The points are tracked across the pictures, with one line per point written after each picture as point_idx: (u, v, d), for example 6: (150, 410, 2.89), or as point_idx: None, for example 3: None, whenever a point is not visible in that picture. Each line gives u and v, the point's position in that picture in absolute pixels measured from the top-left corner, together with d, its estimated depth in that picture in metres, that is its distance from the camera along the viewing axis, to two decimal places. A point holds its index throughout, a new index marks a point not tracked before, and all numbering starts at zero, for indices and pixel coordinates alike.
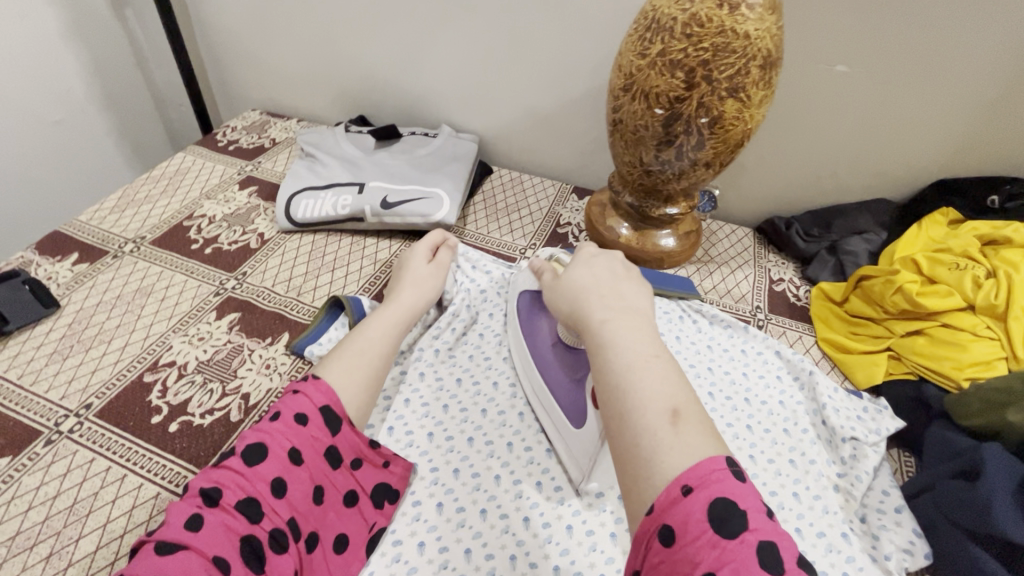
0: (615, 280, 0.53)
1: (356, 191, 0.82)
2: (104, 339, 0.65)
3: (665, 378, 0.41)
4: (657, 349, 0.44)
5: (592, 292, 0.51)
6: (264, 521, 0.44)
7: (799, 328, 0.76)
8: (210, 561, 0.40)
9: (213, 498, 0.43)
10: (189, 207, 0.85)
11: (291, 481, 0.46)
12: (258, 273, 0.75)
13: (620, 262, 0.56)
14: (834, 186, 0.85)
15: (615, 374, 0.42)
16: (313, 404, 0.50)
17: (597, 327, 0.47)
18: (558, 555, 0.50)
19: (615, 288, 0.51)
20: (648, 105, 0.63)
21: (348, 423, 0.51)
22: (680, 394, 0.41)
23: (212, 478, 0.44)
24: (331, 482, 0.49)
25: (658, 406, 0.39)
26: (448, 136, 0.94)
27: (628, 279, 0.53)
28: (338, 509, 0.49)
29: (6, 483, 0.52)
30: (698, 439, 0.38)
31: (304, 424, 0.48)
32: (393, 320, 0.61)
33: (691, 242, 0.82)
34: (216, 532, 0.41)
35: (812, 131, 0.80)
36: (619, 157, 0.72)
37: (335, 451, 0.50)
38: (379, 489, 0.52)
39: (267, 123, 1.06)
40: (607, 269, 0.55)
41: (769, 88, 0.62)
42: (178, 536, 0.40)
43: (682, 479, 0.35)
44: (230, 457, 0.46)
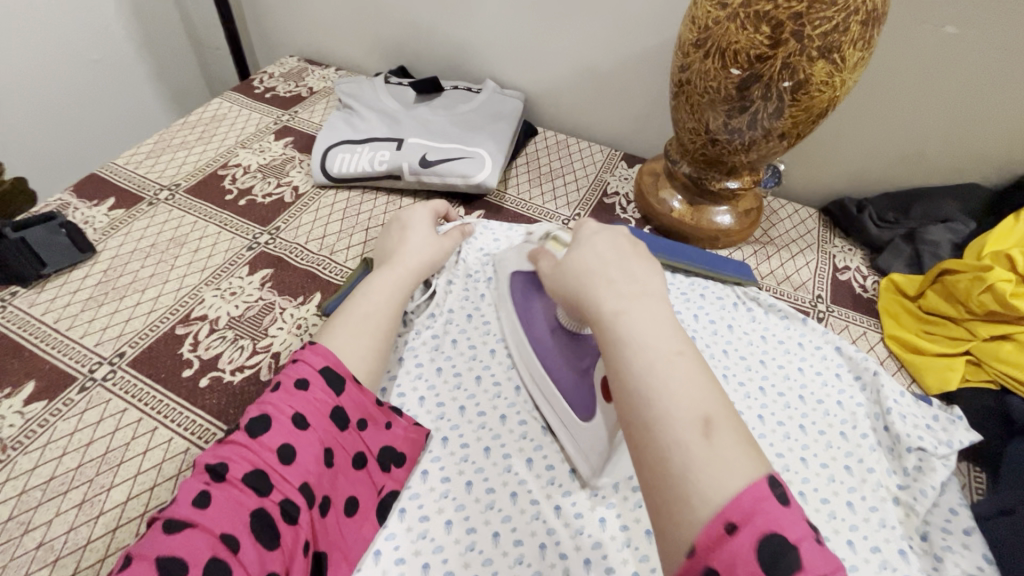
0: (626, 259, 0.45)
1: (395, 147, 0.78)
2: (138, 287, 0.64)
3: (692, 380, 0.36)
4: (679, 345, 0.38)
5: (605, 277, 0.44)
6: (274, 493, 0.41)
7: (863, 323, 0.70)
8: (217, 539, 0.38)
9: (220, 474, 0.41)
10: (224, 155, 0.82)
11: (298, 446, 0.43)
12: (291, 229, 0.73)
13: (628, 238, 0.48)
14: (917, 166, 0.76)
15: (638, 380, 0.36)
16: (313, 368, 0.47)
17: (609, 320, 0.41)
18: (589, 548, 0.47)
19: (626, 269, 0.44)
20: (724, 64, 0.56)
21: (352, 381, 0.48)
22: (710, 398, 0.35)
23: (219, 454, 0.42)
24: (340, 444, 0.46)
25: (688, 416, 0.34)
26: (493, 92, 0.88)
27: (641, 258, 0.46)
28: (348, 471, 0.47)
29: (41, 427, 0.52)
30: (733, 452, 0.33)
31: (305, 388, 0.46)
32: (395, 281, 0.58)
33: (750, 221, 0.75)
34: (226, 508, 0.39)
35: (902, 103, 0.72)
36: (682, 123, 0.66)
37: (342, 412, 0.47)
38: (388, 451, 0.50)
39: (305, 70, 1.02)
40: (615, 247, 0.47)
41: (868, 48, 0.54)
42: (186, 513, 0.38)
43: (724, 512, 0.30)
44: (236, 431, 0.44)
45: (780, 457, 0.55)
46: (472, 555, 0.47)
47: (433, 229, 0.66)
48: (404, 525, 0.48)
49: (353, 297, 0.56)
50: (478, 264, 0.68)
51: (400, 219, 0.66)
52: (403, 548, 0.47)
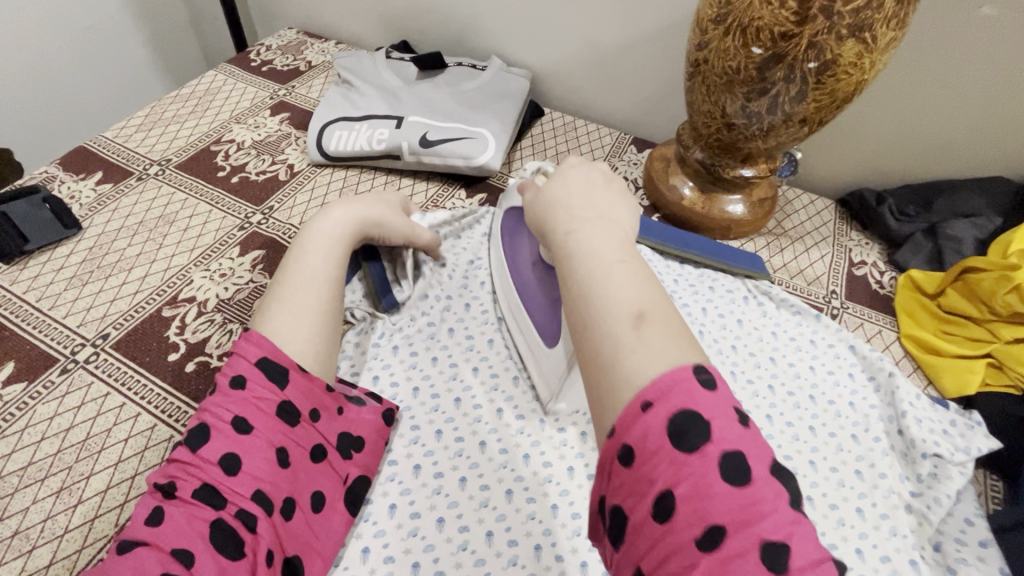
0: (587, 187, 0.43)
1: (394, 125, 0.74)
2: (125, 266, 0.62)
3: (632, 280, 0.34)
4: (626, 252, 0.36)
5: (559, 199, 0.42)
6: (228, 504, 0.39)
7: (879, 321, 0.67)
8: (169, 556, 0.36)
9: (171, 492, 0.39)
10: (218, 130, 0.79)
11: (244, 453, 0.41)
12: (285, 209, 0.70)
13: (600, 169, 0.46)
14: (943, 157, 0.73)
15: (579, 278, 0.35)
16: (249, 362, 0.44)
17: (563, 233, 0.39)
18: (586, 550, 0.45)
19: (590, 193, 0.42)
20: (745, 42, 0.52)
21: (297, 370, 0.45)
22: (649, 296, 0.34)
23: (167, 473, 0.40)
24: (291, 441, 0.43)
25: (620, 309, 0.33)
26: (498, 70, 0.84)
27: (606, 185, 0.43)
28: (308, 467, 0.44)
29: (20, 411, 0.50)
30: (664, 342, 0.31)
31: (241, 386, 0.43)
32: (334, 249, 0.54)
33: (764, 211, 0.72)
34: (177, 525, 0.37)
35: (932, 88, 0.68)
36: (697, 106, 0.62)
37: (288, 407, 0.44)
38: (347, 438, 0.47)
39: (304, 43, 0.98)
40: (582, 173, 0.45)
41: (901, 28, 0.50)
42: (139, 533, 0.37)
43: (641, 392, 0.29)
44: (178, 448, 0.41)
45: (788, 459, 0.53)
46: (464, 555, 0.45)
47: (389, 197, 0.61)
48: (394, 522, 0.46)
49: (286, 269, 0.51)
50: (480, 252, 0.65)
51: None
52: (393, 547, 0.45)
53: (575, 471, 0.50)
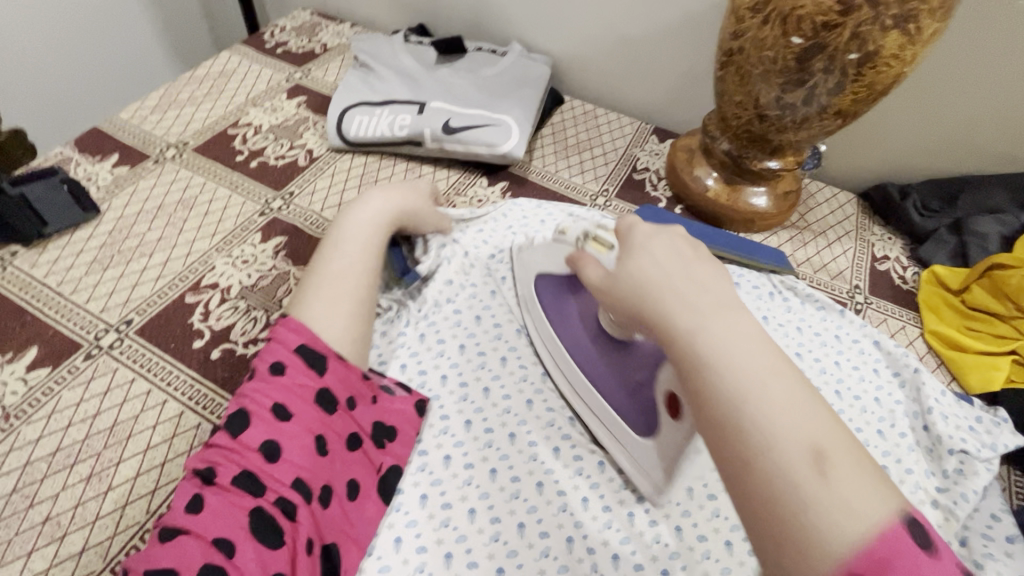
0: (689, 264, 0.37)
1: (416, 111, 0.73)
2: (146, 251, 0.61)
3: (795, 404, 0.30)
4: (772, 360, 0.32)
5: (666, 284, 0.36)
6: (268, 492, 0.39)
7: (903, 317, 0.67)
8: (210, 545, 0.36)
9: (210, 478, 0.39)
10: (234, 113, 0.77)
11: (284, 439, 0.41)
12: (306, 194, 0.69)
13: (689, 236, 0.40)
14: (971, 154, 0.72)
15: (732, 407, 0.31)
16: (288, 349, 0.44)
17: (687, 346, 0.33)
18: (617, 543, 0.45)
19: (695, 278, 0.36)
20: (784, 31, 0.51)
21: (334, 358, 0.45)
22: (820, 424, 0.30)
23: (205, 457, 0.40)
24: (331, 429, 0.44)
25: (799, 450, 0.29)
26: (519, 55, 0.83)
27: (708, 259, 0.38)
28: (344, 455, 0.44)
29: (46, 396, 0.50)
30: (855, 488, 0.28)
31: (281, 373, 0.43)
32: (366, 236, 0.54)
33: (788, 203, 0.72)
34: (217, 511, 0.37)
35: (965, 83, 0.67)
36: (728, 97, 0.61)
37: (326, 395, 0.44)
38: (380, 427, 0.47)
39: (319, 25, 0.96)
40: (670, 249, 0.38)
41: (945, 20, 0.49)
42: (178, 521, 0.36)
43: (853, 567, 0.26)
44: (217, 432, 0.41)
45: None
46: (496, 546, 0.45)
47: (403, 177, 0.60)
48: (425, 512, 0.46)
49: (322, 258, 0.52)
50: (503, 243, 0.64)
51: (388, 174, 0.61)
52: (425, 537, 0.45)
53: (605, 466, 0.50)
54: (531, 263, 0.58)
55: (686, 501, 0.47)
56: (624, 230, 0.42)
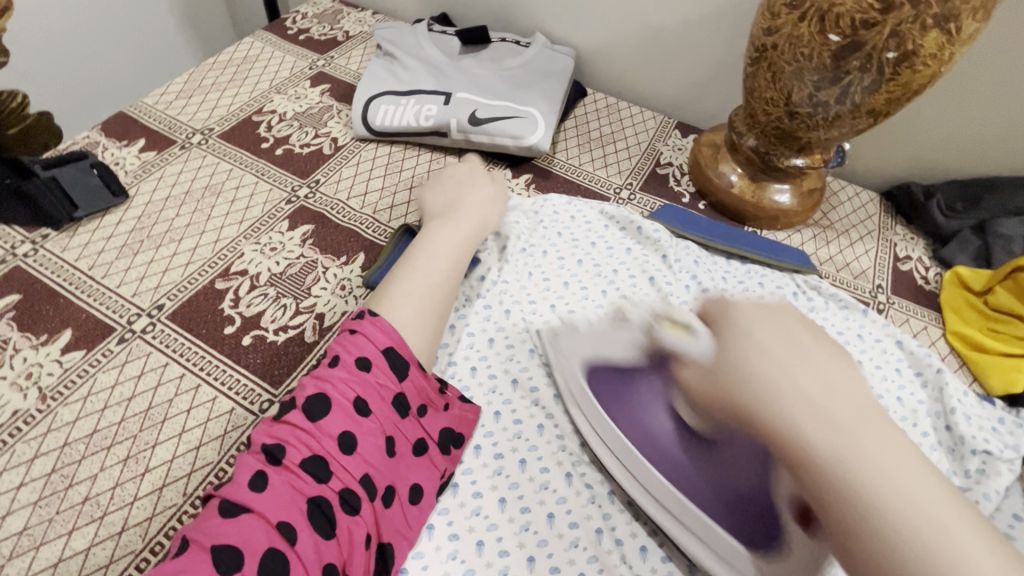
0: (793, 351, 0.34)
1: (442, 102, 0.73)
2: (175, 237, 0.61)
3: (937, 505, 0.29)
4: (903, 458, 0.30)
5: (775, 383, 0.33)
6: (333, 482, 0.40)
7: (924, 317, 0.67)
8: (276, 529, 0.37)
9: (278, 457, 0.39)
10: (259, 100, 0.77)
11: (359, 434, 0.42)
12: (331, 183, 0.69)
13: (778, 313, 0.37)
14: (999, 155, 0.72)
15: (877, 520, 0.29)
16: (376, 348, 0.45)
17: (832, 469, 0.30)
18: (645, 535, 0.47)
19: (820, 380, 0.33)
20: (822, 29, 0.51)
21: (416, 367, 0.46)
22: (962, 524, 0.29)
23: (275, 434, 0.41)
24: (401, 432, 0.45)
25: (958, 561, 0.27)
26: (543, 47, 0.82)
27: (805, 344, 0.35)
28: (408, 458, 0.45)
29: (81, 379, 0.50)
30: None
31: (367, 369, 0.44)
32: (454, 249, 0.56)
33: (812, 201, 0.72)
34: (282, 491, 0.38)
35: (997, 86, 0.67)
36: (758, 93, 0.61)
37: (403, 398, 0.45)
38: (448, 434, 0.48)
39: (340, 12, 0.95)
40: (782, 341, 0.35)
41: (985, 20, 0.49)
42: (242, 496, 0.37)
43: None
44: (291, 411, 0.42)
45: None
46: (526, 535, 0.46)
47: (481, 193, 0.62)
48: (457, 501, 0.47)
49: (410, 265, 0.53)
50: (533, 240, 0.64)
51: (459, 179, 0.63)
52: (456, 524, 0.46)
53: None
54: (577, 348, 0.50)
55: None
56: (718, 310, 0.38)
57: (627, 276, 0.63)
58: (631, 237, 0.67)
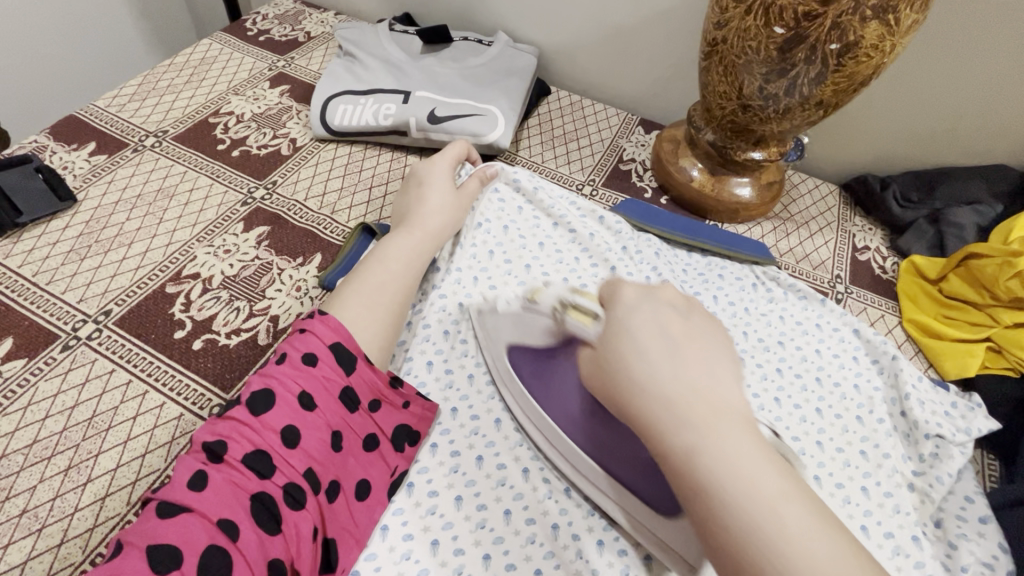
0: (674, 351, 0.36)
1: (401, 100, 0.72)
2: (124, 241, 0.60)
3: (804, 518, 0.30)
4: (772, 470, 0.32)
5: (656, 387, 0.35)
6: (276, 476, 0.39)
7: (882, 306, 0.68)
8: (214, 526, 0.36)
9: (219, 454, 0.39)
10: (216, 101, 0.76)
11: (304, 429, 0.41)
12: (289, 184, 0.68)
13: (672, 316, 0.39)
14: (947, 146, 0.74)
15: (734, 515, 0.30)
16: (323, 343, 0.44)
17: (678, 432, 0.33)
18: (602, 530, 0.46)
19: (678, 361, 0.36)
20: (767, 22, 0.52)
21: (364, 360, 0.46)
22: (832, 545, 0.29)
23: (217, 431, 0.40)
24: (350, 427, 0.44)
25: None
26: (505, 45, 0.82)
27: (689, 347, 0.37)
28: (358, 454, 0.45)
29: (21, 388, 0.49)
30: None
31: (314, 365, 0.44)
32: (413, 246, 0.55)
33: (772, 194, 0.72)
34: (221, 490, 0.37)
35: (941, 78, 0.69)
36: (712, 87, 0.62)
37: (352, 393, 0.45)
38: (402, 431, 0.48)
39: (302, 13, 0.94)
40: (653, 325, 0.38)
41: (923, 11, 0.50)
42: (180, 496, 0.37)
43: None
44: (235, 406, 0.41)
45: (795, 440, 0.53)
46: (482, 532, 0.45)
47: (450, 186, 0.62)
48: (411, 500, 0.46)
49: (367, 261, 0.53)
50: (488, 214, 0.64)
51: (416, 177, 0.62)
52: (411, 524, 0.45)
53: None
54: (501, 332, 0.52)
55: None
56: (609, 298, 0.41)
57: (589, 266, 0.63)
58: (600, 227, 0.66)
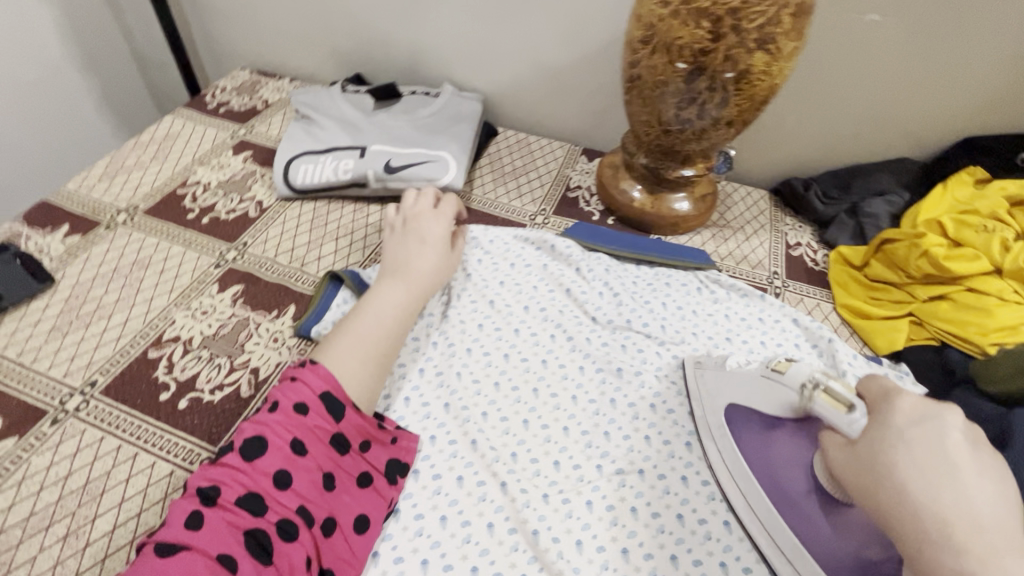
0: (962, 483, 0.32)
1: (358, 155, 0.78)
2: (105, 314, 0.63)
3: None
4: None
5: (923, 502, 0.32)
6: (269, 514, 0.42)
7: (817, 295, 0.74)
8: (213, 560, 0.38)
9: (213, 498, 0.42)
10: (182, 173, 0.81)
11: (295, 471, 0.45)
12: (259, 243, 0.72)
13: (968, 438, 0.34)
14: (856, 145, 0.82)
15: None
16: (313, 392, 0.47)
17: (937, 534, 0.31)
18: (580, 530, 0.50)
19: (962, 485, 0.32)
20: (670, 59, 0.59)
21: (351, 406, 0.49)
22: None
23: (210, 478, 0.43)
24: (341, 468, 0.48)
25: None
26: (452, 95, 0.89)
27: (983, 479, 0.32)
28: (352, 490, 0.48)
29: (15, 464, 0.51)
30: None
31: (304, 413, 0.47)
32: (404, 300, 0.58)
33: (706, 205, 0.79)
34: (218, 528, 0.40)
35: (839, 88, 0.77)
36: (636, 117, 0.69)
37: (342, 437, 0.48)
38: (392, 465, 0.52)
39: (258, 83, 1.00)
40: (934, 443, 0.34)
41: (800, 38, 0.58)
42: (179, 536, 0.39)
43: None
44: (228, 453, 0.44)
45: None
46: (468, 546, 0.48)
47: (444, 246, 0.65)
48: (400, 525, 0.50)
49: (360, 311, 0.56)
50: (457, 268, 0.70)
51: (413, 233, 0.65)
52: (401, 548, 0.48)
53: (560, 464, 0.55)
54: (727, 392, 0.54)
55: (637, 484, 0.53)
56: (882, 397, 0.39)
57: (546, 291, 0.69)
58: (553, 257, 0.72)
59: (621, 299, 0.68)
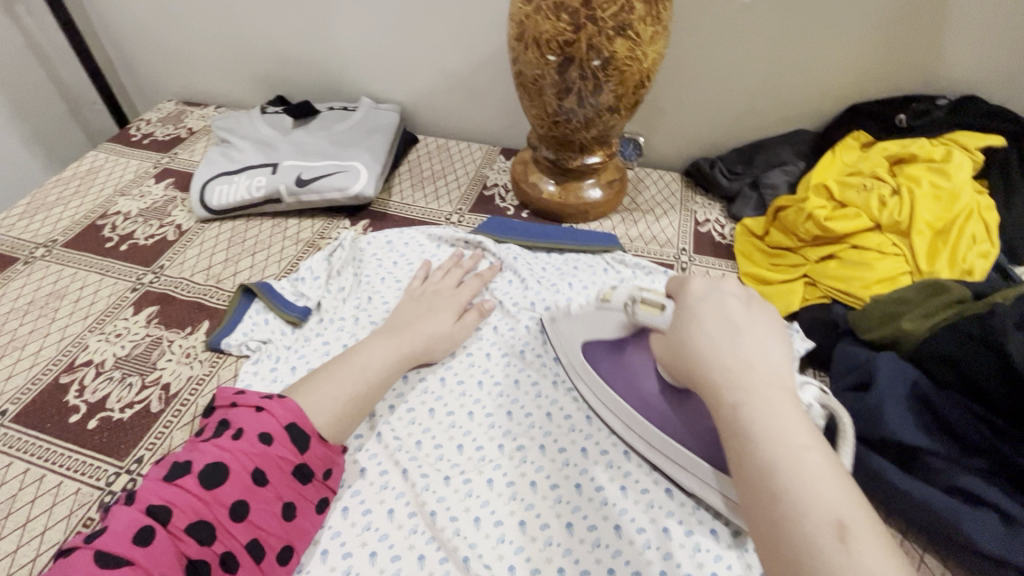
0: (733, 334, 0.40)
1: (270, 172, 0.80)
2: (18, 345, 0.64)
3: (829, 477, 0.31)
4: (808, 438, 0.34)
5: (710, 352, 0.39)
6: (216, 544, 0.42)
7: (722, 266, 0.77)
8: None
9: (163, 518, 0.40)
10: (103, 205, 0.82)
11: (254, 502, 0.44)
12: (176, 265, 0.74)
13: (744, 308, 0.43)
14: (754, 122, 0.85)
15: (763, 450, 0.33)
16: (279, 423, 0.47)
17: (718, 374, 0.38)
18: (478, 506, 0.52)
19: (734, 335, 0.40)
20: (541, 53, 0.62)
21: (316, 439, 0.49)
22: (846, 500, 0.30)
23: (162, 495, 0.42)
24: (301, 496, 0.48)
25: (823, 513, 0.30)
26: (369, 108, 0.92)
27: (753, 330, 0.40)
28: (310, 517, 0.48)
29: None
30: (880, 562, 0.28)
31: (269, 443, 0.46)
32: (390, 352, 0.57)
33: (614, 190, 0.82)
34: (166, 552, 0.39)
35: (727, 69, 0.81)
36: (528, 111, 0.71)
37: (305, 468, 0.48)
38: None
39: (183, 113, 1.03)
40: (718, 313, 0.42)
41: (659, 23, 0.61)
42: (123, 550, 0.38)
43: None
44: (186, 474, 0.43)
45: None
46: (368, 533, 0.50)
47: (453, 314, 0.63)
48: None
49: (344, 358, 0.55)
50: (369, 270, 0.70)
51: (425, 298, 0.64)
52: None
53: (463, 447, 0.56)
54: (576, 333, 0.58)
55: (538, 458, 0.55)
56: (682, 292, 0.46)
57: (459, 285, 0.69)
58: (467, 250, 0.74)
59: (527, 284, 0.70)
